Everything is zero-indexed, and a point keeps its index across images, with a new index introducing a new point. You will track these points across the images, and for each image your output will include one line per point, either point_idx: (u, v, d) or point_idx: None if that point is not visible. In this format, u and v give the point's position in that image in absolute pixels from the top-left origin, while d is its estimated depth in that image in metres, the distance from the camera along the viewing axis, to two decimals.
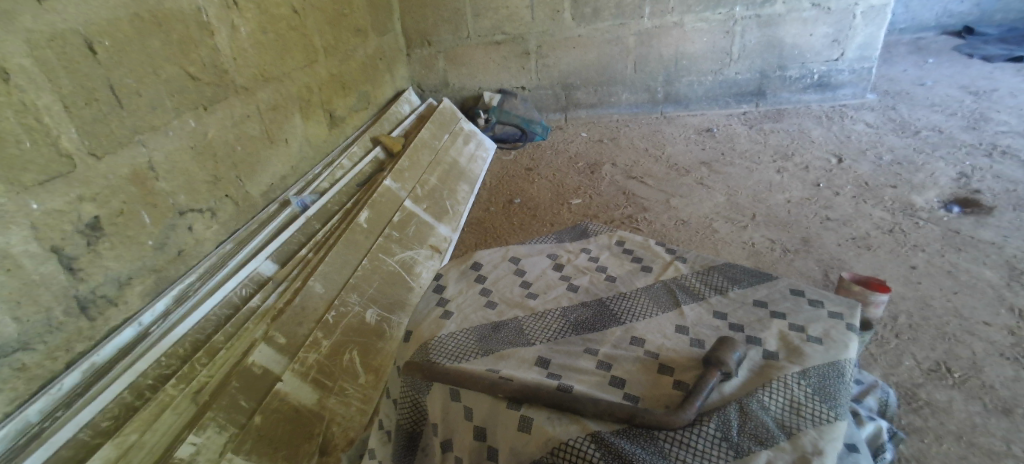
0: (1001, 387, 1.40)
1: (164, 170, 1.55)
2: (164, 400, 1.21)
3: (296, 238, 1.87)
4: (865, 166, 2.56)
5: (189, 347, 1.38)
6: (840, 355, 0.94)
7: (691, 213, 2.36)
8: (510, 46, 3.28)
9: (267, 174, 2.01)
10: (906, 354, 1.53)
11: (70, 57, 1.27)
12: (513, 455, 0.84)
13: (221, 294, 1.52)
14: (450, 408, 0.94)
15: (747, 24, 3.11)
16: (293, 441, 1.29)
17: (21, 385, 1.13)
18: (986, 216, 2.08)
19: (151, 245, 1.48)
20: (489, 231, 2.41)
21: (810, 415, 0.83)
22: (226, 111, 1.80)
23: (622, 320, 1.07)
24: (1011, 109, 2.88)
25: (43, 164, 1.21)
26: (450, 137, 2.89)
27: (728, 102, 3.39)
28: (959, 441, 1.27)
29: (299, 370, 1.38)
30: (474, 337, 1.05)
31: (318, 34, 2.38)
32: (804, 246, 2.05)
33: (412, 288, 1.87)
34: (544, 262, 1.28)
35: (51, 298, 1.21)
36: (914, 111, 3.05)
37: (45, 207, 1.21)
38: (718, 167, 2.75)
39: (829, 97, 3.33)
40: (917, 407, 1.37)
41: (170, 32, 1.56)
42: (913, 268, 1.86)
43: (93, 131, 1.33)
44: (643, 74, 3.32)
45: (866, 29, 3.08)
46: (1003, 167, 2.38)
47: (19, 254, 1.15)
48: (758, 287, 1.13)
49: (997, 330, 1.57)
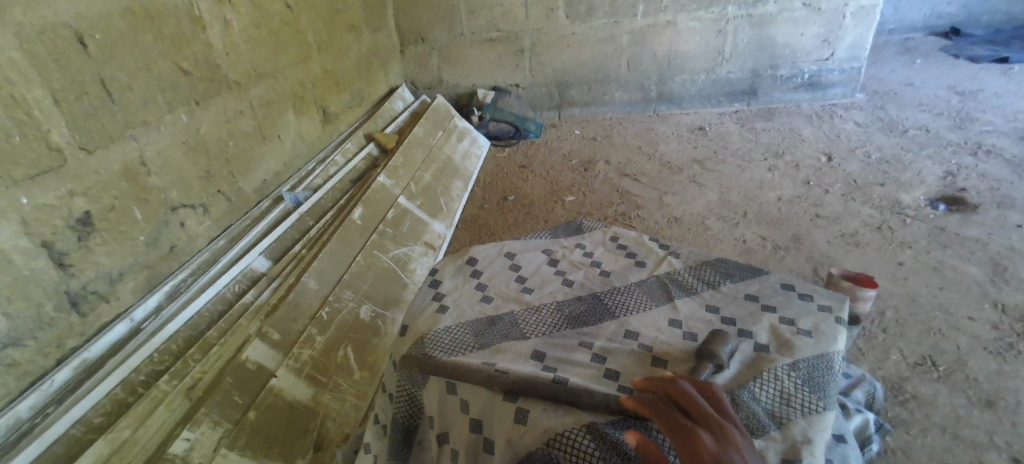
0: (985, 380, 1.43)
1: (157, 166, 1.54)
2: (158, 396, 1.20)
3: (290, 234, 1.86)
4: (855, 165, 2.60)
5: (182, 343, 1.38)
6: (830, 347, 0.96)
7: (683, 211, 2.38)
8: (504, 44, 3.28)
9: (261, 171, 2.01)
10: (894, 348, 1.56)
11: (62, 51, 1.26)
12: (510, 447, 0.85)
13: (214, 290, 1.52)
14: (446, 402, 0.94)
15: (739, 23, 3.13)
16: (289, 436, 1.28)
17: (12, 381, 1.13)
18: (971, 213, 2.13)
19: (143, 240, 1.47)
20: (483, 228, 2.42)
21: (800, 406, 0.85)
22: (219, 106, 1.80)
23: (615, 314, 1.09)
24: (996, 110, 2.93)
25: (34, 159, 1.20)
26: (444, 134, 2.90)
27: (719, 101, 3.42)
28: (943, 433, 1.30)
29: (293, 366, 1.38)
30: (470, 331, 1.06)
31: (312, 30, 2.37)
32: (795, 243, 2.08)
33: (407, 285, 1.87)
34: (539, 257, 1.29)
35: (42, 294, 1.21)
36: (902, 111, 3.10)
37: (36, 202, 1.20)
38: (711, 165, 2.78)
39: (820, 96, 3.36)
40: (903, 400, 1.40)
41: (162, 27, 1.55)
42: (900, 264, 1.90)
43: (85, 126, 1.32)
44: (636, 73, 3.34)
45: (856, 29, 3.11)
46: (988, 166, 2.43)
47: (10, 250, 1.14)
48: (749, 282, 1.15)
49: (980, 324, 1.61)
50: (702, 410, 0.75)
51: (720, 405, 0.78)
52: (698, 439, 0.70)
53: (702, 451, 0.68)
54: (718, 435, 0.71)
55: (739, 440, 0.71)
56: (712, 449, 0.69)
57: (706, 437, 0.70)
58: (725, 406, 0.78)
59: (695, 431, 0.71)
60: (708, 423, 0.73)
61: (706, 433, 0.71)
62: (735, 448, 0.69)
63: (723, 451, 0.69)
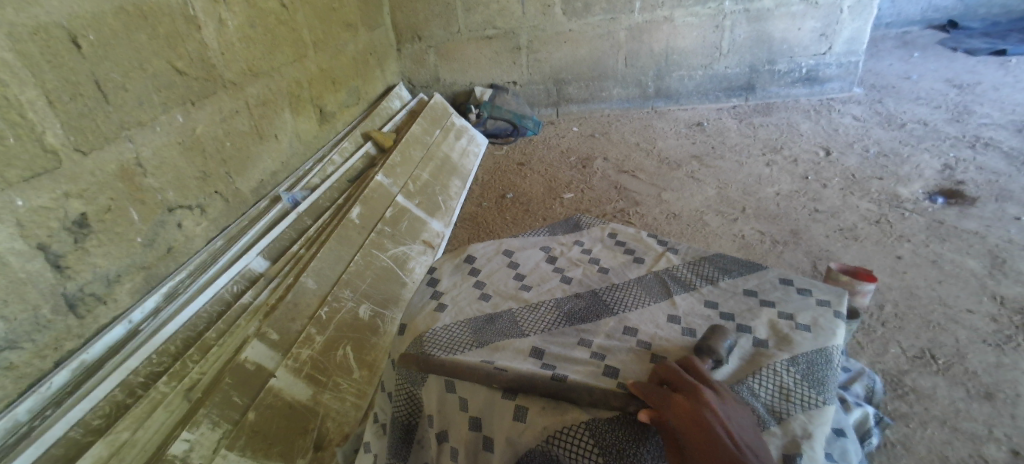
0: (984, 373, 1.43)
1: (152, 166, 1.53)
2: (157, 397, 1.20)
3: (287, 234, 1.85)
4: (853, 159, 2.60)
5: (180, 344, 1.37)
6: (829, 342, 0.96)
7: (682, 207, 2.38)
8: (501, 41, 3.28)
9: (258, 171, 2.00)
10: (893, 342, 1.56)
11: (55, 51, 1.25)
12: (509, 445, 0.85)
13: (213, 291, 1.52)
14: (445, 400, 0.94)
15: (737, 18, 3.12)
16: (287, 437, 1.27)
17: (10, 384, 1.12)
18: (969, 206, 2.13)
19: (140, 242, 1.46)
20: (482, 226, 2.42)
21: (800, 401, 0.85)
22: (215, 106, 1.79)
23: (614, 310, 1.08)
24: (994, 102, 2.93)
25: (28, 160, 1.19)
26: (441, 132, 2.89)
27: (717, 96, 3.41)
28: (942, 426, 1.30)
29: (293, 365, 1.37)
30: (468, 329, 1.06)
31: (307, 29, 2.36)
32: (793, 238, 2.08)
33: (405, 284, 1.86)
34: (537, 254, 1.29)
35: (39, 296, 1.20)
36: (900, 105, 3.10)
37: (30, 204, 1.19)
38: (709, 161, 2.77)
39: (817, 91, 3.36)
40: (903, 393, 1.40)
41: (155, 26, 1.54)
42: (899, 258, 1.90)
43: (79, 126, 1.31)
44: (633, 69, 3.34)
45: (854, 23, 3.10)
46: (986, 159, 2.43)
47: (5, 252, 1.13)
48: (748, 277, 1.14)
49: (979, 317, 1.61)
50: (680, 379, 0.80)
51: (695, 370, 0.84)
52: (675, 404, 0.76)
53: (682, 417, 0.74)
54: (694, 398, 0.76)
55: (715, 400, 0.77)
56: (693, 416, 0.74)
57: (683, 402, 0.76)
58: (701, 370, 0.84)
59: (675, 401, 0.76)
60: (686, 389, 0.78)
61: (683, 398, 0.77)
62: (712, 410, 0.75)
63: (701, 414, 0.74)
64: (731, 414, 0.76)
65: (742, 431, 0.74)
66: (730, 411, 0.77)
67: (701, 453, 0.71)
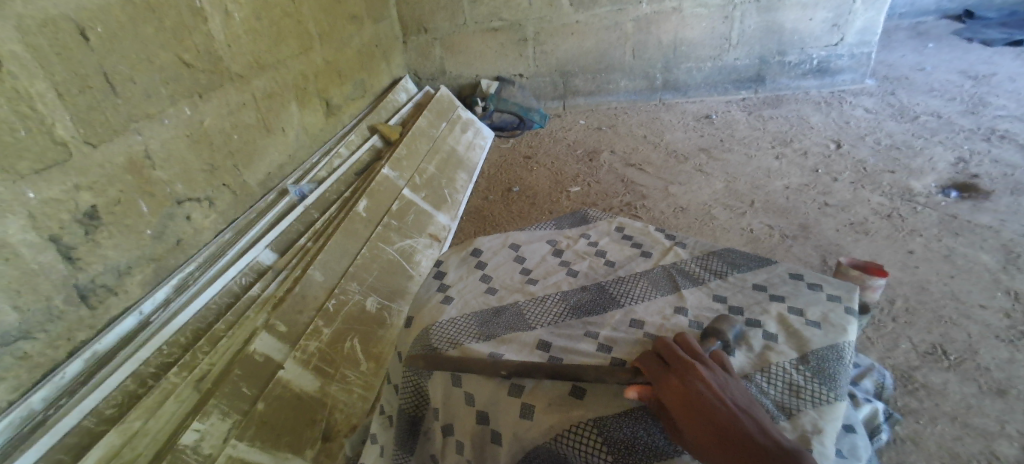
0: (996, 369, 1.41)
1: (161, 158, 1.54)
2: (169, 388, 1.21)
3: (295, 227, 1.86)
4: (864, 152, 2.57)
5: (190, 335, 1.39)
6: (840, 338, 0.95)
7: (690, 201, 2.36)
8: (507, 33, 3.26)
9: (265, 163, 2.00)
10: (903, 337, 1.54)
11: (62, 43, 1.25)
12: (516, 439, 0.85)
13: (221, 283, 1.53)
14: (451, 393, 0.95)
15: (746, 8, 3.08)
16: (296, 428, 1.29)
17: (24, 374, 1.14)
18: (984, 200, 2.09)
19: (149, 234, 1.48)
20: (488, 220, 2.42)
21: (810, 397, 0.84)
22: (222, 98, 1.79)
23: (620, 303, 1.08)
24: (1010, 94, 2.88)
25: (38, 152, 1.20)
26: (447, 125, 2.88)
27: (727, 88, 3.37)
28: (953, 422, 1.29)
29: (300, 357, 1.39)
30: (474, 322, 1.06)
31: (313, 21, 2.35)
32: (803, 232, 2.06)
33: (412, 277, 1.87)
34: (544, 248, 1.29)
35: (51, 287, 1.22)
36: (913, 96, 3.04)
37: (41, 196, 1.20)
38: (717, 154, 2.75)
39: (828, 82, 3.30)
40: (912, 389, 1.39)
41: (162, 18, 1.54)
42: (910, 253, 1.87)
43: (88, 119, 1.32)
44: (641, 60, 3.30)
45: (866, 13, 3.05)
46: (1001, 152, 2.38)
47: (17, 243, 1.15)
48: (757, 272, 1.13)
49: (992, 312, 1.59)
50: (673, 355, 0.81)
51: (688, 343, 0.84)
52: (668, 384, 0.77)
53: (674, 395, 0.75)
54: (684, 374, 0.77)
55: (706, 374, 0.77)
56: (680, 391, 0.75)
57: (674, 381, 0.77)
58: (692, 342, 0.84)
59: (666, 380, 0.77)
60: (676, 365, 0.79)
61: (674, 376, 0.77)
62: (701, 382, 0.75)
63: (692, 389, 0.75)
64: (724, 383, 0.76)
65: (736, 398, 0.74)
66: (723, 381, 0.77)
67: (694, 427, 0.71)
